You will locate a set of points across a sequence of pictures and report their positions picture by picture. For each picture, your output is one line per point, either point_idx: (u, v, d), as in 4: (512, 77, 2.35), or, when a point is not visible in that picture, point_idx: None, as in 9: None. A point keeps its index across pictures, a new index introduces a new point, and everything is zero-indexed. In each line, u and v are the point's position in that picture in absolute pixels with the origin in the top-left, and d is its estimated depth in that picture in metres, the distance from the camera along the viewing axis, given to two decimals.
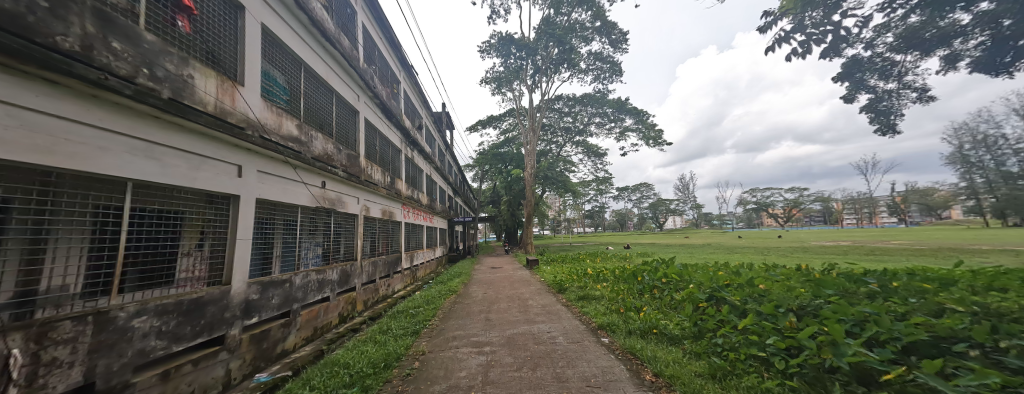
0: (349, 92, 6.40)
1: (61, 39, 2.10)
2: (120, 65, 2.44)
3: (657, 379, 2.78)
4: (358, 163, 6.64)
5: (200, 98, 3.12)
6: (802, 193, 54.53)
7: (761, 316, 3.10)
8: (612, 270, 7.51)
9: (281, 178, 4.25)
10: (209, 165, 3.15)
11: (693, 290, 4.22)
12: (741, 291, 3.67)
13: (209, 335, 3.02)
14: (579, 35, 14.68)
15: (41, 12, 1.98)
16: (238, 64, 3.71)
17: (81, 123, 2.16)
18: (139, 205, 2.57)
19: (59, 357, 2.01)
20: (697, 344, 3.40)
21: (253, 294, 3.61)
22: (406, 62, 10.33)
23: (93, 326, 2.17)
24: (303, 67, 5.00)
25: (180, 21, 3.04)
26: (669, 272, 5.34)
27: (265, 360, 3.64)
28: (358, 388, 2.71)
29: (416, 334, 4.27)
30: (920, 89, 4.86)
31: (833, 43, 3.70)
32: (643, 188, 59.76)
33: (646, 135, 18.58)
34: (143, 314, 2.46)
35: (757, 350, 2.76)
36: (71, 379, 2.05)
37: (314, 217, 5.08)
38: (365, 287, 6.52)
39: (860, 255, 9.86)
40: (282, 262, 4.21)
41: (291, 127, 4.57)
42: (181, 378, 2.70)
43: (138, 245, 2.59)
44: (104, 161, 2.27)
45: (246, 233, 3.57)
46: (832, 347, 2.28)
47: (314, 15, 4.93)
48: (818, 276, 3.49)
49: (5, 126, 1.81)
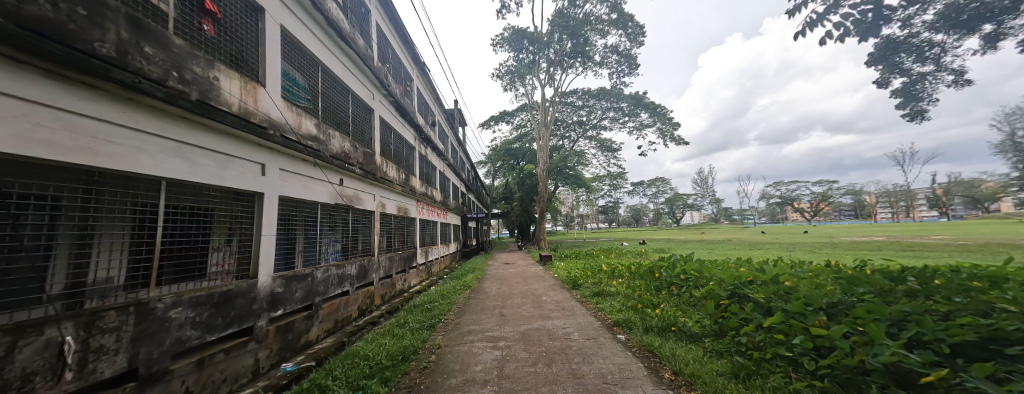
0: (364, 90, 6.53)
1: (99, 45, 2.22)
2: (152, 68, 2.57)
3: (677, 378, 2.72)
4: (374, 161, 6.77)
5: (225, 100, 3.26)
6: (830, 186, 51.87)
7: (788, 314, 2.98)
8: (627, 266, 7.39)
9: (303, 176, 4.41)
10: (235, 164, 3.30)
11: (713, 287, 4.11)
12: (765, 289, 3.50)
13: (239, 326, 3.19)
14: (594, 27, 14.46)
15: (79, 19, 2.11)
16: (259, 65, 3.84)
17: (116, 125, 2.29)
18: (173, 203, 2.72)
19: (106, 344, 2.16)
20: (719, 343, 3.34)
21: (278, 287, 3.77)
22: (417, 60, 10.43)
23: (134, 316, 2.32)
24: (322, 68, 5.14)
25: (206, 25, 3.18)
26: (687, 268, 5.14)
27: (291, 350, 3.82)
28: (378, 380, 2.79)
29: (432, 328, 4.35)
30: (958, 72, 4.52)
31: (871, 23, 3.45)
32: (658, 182, 58.07)
33: (663, 129, 18.10)
34: (179, 306, 2.62)
35: (783, 350, 2.68)
36: (116, 365, 2.21)
37: (333, 214, 5.23)
38: (382, 282, 6.68)
39: (896, 252, 9.28)
40: (303, 257, 4.37)
41: (310, 126, 4.69)
42: (214, 367, 2.85)
43: (172, 240, 2.74)
44: (139, 160, 2.41)
45: (270, 229, 3.73)
46: (867, 347, 2.16)
47: (329, 16, 5.03)
48: (851, 273, 3.28)
49: (52, 129, 1.95)
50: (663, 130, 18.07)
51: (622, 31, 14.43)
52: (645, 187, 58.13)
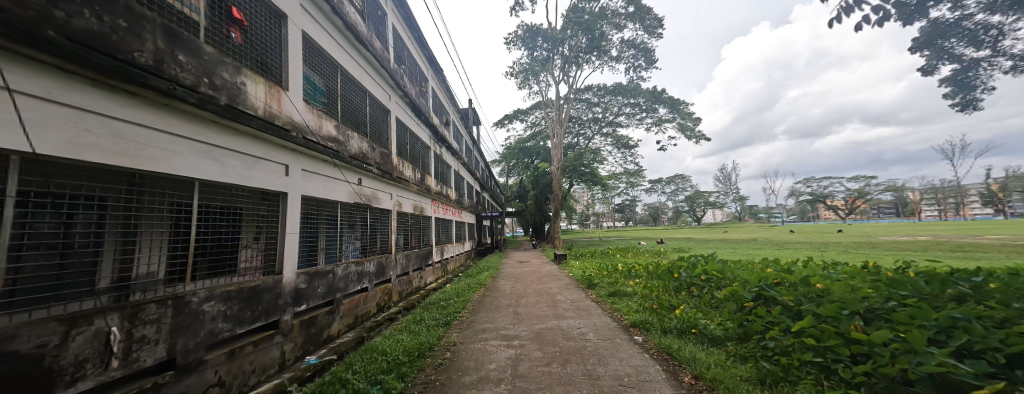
0: (381, 92, 6.68)
1: (138, 55, 2.37)
2: (186, 76, 2.73)
3: (697, 382, 2.63)
4: (391, 160, 6.91)
5: (252, 104, 3.42)
6: (867, 182, 48.69)
7: (820, 318, 2.80)
8: (644, 266, 7.21)
9: (323, 177, 4.56)
10: (261, 165, 3.46)
11: (736, 288, 3.94)
12: (794, 291, 3.31)
13: (266, 319, 3.34)
14: (611, 22, 14.13)
15: (120, 31, 2.27)
16: (282, 70, 3.99)
17: (154, 130, 2.44)
18: (205, 203, 2.88)
19: (147, 335, 2.31)
20: (743, 347, 3.20)
21: (301, 283, 3.92)
22: (432, 61, 10.56)
23: (172, 308, 2.47)
24: (341, 71, 5.29)
25: (233, 33, 3.34)
26: (709, 268, 4.96)
27: (314, 344, 3.96)
28: (395, 375, 2.86)
29: (447, 326, 4.41)
30: (1018, 57, 4.11)
31: (914, 5, 3.18)
32: (678, 180, 56.38)
33: (682, 124, 17.52)
34: (212, 300, 2.77)
35: (815, 356, 2.53)
36: (156, 354, 2.36)
37: (352, 212, 5.38)
38: (399, 279, 6.82)
39: (942, 252, 8.58)
40: (325, 254, 4.52)
41: (330, 128, 4.84)
42: (244, 358, 3.00)
43: (205, 237, 2.91)
44: (174, 163, 2.56)
45: (294, 227, 3.88)
46: (909, 355, 2.01)
47: (348, 20, 5.16)
48: (890, 276, 3.05)
49: (97, 134, 2.10)
50: (683, 126, 17.49)
51: (640, 25, 14.04)
52: (664, 184, 56.59)
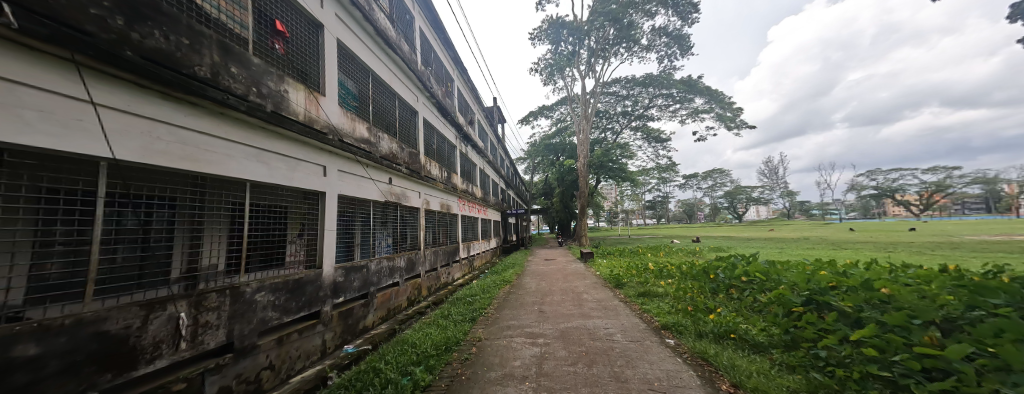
0: (409, 94, 6.90)
1: (198, 69, 2.64)
2: (237, 86, 2.99)
3: (736, 391, 2.44)
4: (419, 160, 7.14)
5: (293, 109, 3.67)
6: (948, 174, 42.58)
7: (884, 327, 2.49)
8: (677, 265, 6.84)
9: (357, 176, 4.80)
10: (302, 167, 3.71)
11: (783, 291, 3.62)
12: (854, 296, 2.97)
13: (309, 309, 3.59)
14: (641, 9, 13.30)
15: (183, 48, 2.52)
16: (319, 77, 4.24)
17: (212, 136, 2.69)
18: (256, 201, 3.14)
19: (210, 321, 2.57)
20: (791, 355, 2.92)
21: (339, 277, 4.16)
22: (457, 61, 10.73)
23: (230, 298, 2.73)
24: (372, 75, 5.54)
25: (277, 44, 3.60)
26: (752, 269, 4.61)
27: (351, 334, 4.20)
28: (424, 367, 2.95)
29: (473, 321, 4.48)
30: None
31: None
32: (717, 174, 52.91)
33: (722, 114, 16.37)
34: (262, 290, 3.03)
35: (878, 370, 2.23)
36: (218, 338, 2.62)
37: (384, 210, 5.62)
38: (428, 274, 7.04)
39: None
40: (361, 249, 4.78)
41: (363, 130, 5.08)
42: (291, 344, 3.25)
43: (256, 233, 3.18)
44: (229, 165, 2.82)
45: (332, 224, 4.13)
46: (1004, 374, 1.72)
47: (378, 26, 5.38)
48: (976, 282, 2.63)
49: (166, 141, 2.36)
50: (723, 116, 16.31)
51: (672, 10, 13.20)
52: (701, 179, 53.41)
